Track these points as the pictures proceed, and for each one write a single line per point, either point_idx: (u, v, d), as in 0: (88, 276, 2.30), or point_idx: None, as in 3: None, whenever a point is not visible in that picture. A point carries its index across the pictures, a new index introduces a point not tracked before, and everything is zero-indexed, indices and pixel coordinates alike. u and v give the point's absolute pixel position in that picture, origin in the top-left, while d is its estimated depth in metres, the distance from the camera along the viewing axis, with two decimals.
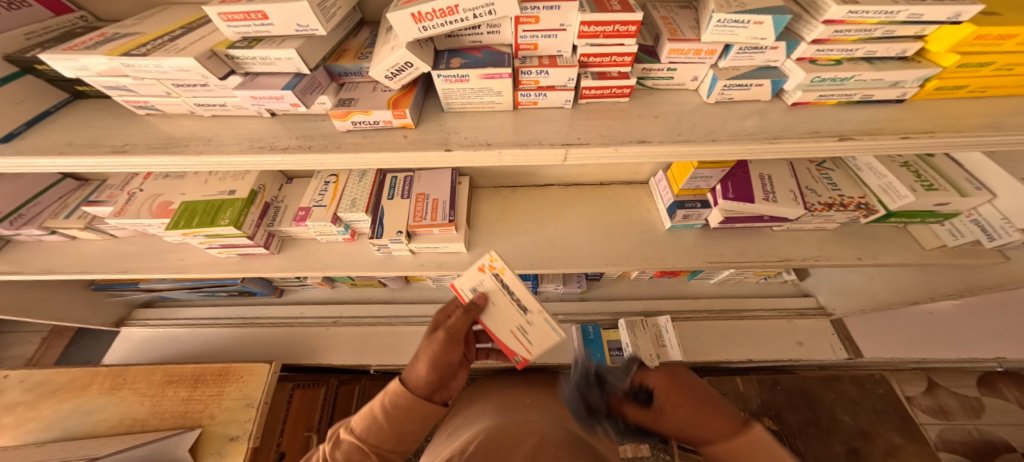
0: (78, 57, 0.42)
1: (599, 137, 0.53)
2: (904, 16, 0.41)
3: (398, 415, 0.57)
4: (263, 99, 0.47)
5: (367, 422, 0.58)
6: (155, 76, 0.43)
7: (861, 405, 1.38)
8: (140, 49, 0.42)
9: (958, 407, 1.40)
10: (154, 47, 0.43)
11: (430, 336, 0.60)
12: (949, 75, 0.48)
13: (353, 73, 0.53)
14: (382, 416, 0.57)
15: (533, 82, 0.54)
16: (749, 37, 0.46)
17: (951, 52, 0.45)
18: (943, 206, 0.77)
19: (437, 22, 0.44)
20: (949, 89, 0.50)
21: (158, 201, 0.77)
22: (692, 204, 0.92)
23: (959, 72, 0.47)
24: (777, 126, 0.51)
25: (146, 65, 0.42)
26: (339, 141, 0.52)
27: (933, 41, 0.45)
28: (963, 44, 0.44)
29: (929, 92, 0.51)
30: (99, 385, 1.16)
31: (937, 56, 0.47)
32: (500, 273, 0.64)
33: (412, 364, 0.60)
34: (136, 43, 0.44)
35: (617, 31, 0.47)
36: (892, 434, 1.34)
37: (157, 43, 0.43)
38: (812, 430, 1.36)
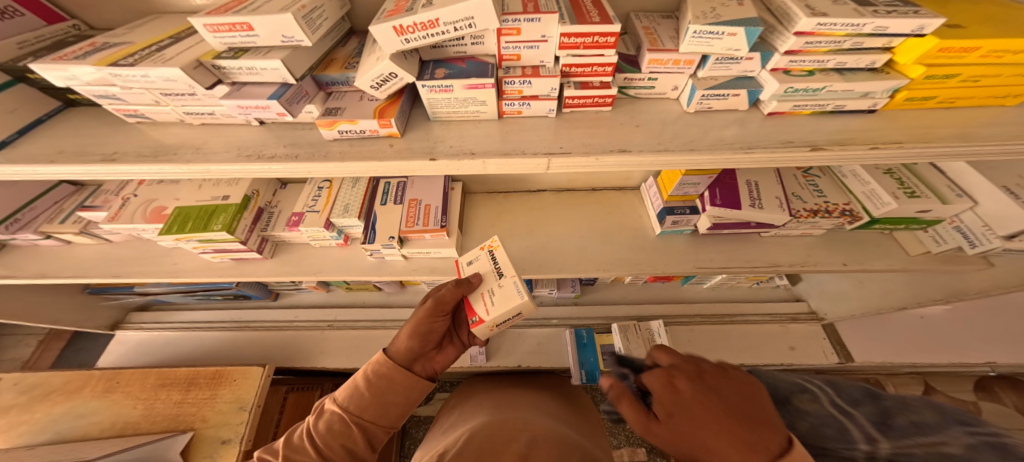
0: (67, 67, 0.44)
1: (581, 147, 0.54)
2: (871, 28, 0.42)
3: (382, 383, 0.60)
4: (250, 108, 0.48)
5: (352, 393, 0.60)
6: (143, 85, 0.45)
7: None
8: (127, 60, 0.43)
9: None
10: (142, 57, 0.44)
11: (418, 307, 0.65)
12: (917, 86, 0.49)
13: (340, 83, 0.54)
14: (366, 385, 0.60)
15: (517, 92, 0.55)
16: (725, 48, 0.47)
17: (918, 64, 0.46)
18: (926, 213, 0.78)
19: (418, 35, 0.45)
20: (919, 100, 0.51)
21: (151, 206, 0.78)
22: (681, 211, 0.93)
23: (927, 84, 0.48)
24: (755, 135, 0.51)
25: (134, 75, 0.43)
26: (326, 150, 0.53)
27: (900, 53, 0.46)
28: (929, 56, 0.45)
29: (900, 103, 0.52)
30: (92, 388, 1.16)
31: (906, 68, 0.48)
32: (495, 251, 0.65)
33: (399, 334, 0.65)
34: (125, 53, 0.45)
35: (596, 42, 0.48)
36: None
37: (145, 53, 0.44)
38: None
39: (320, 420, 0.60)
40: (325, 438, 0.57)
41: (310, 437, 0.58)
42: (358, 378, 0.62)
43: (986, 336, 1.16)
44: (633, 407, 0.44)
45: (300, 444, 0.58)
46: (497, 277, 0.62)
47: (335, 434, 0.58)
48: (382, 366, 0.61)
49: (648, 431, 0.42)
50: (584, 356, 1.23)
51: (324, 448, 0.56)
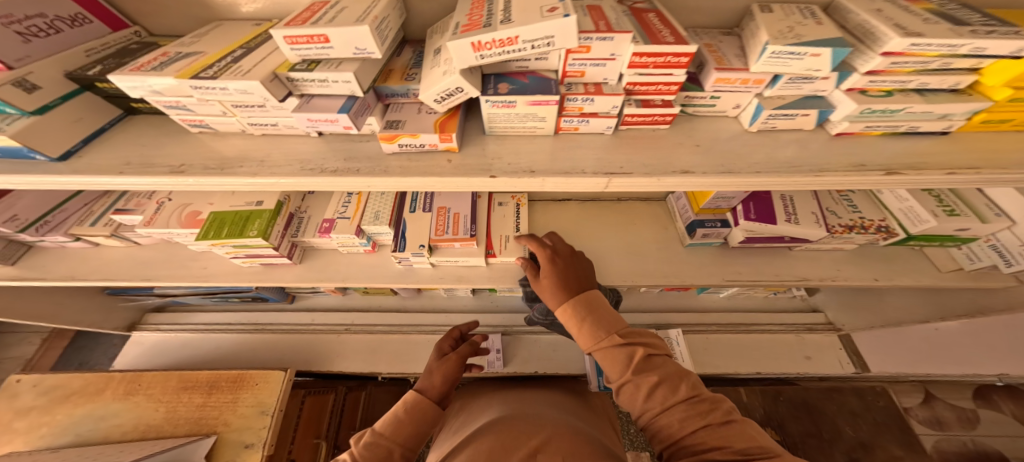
0: (144, 78, 0.43)
1: (642, 166, 0.54)
2: (966, 50, 0.41)
3: (422, 414, 0.61)
4: (319, 121, 0.47)
5: (391, 424, 0.59)
6: (219, 97, 0.44)
7: (862, 417, 1.37)
8: (208, 72, 0.42)
9: (953, 419, 1.38)
10: (221, 69, 0.42)
11: (444, 355, 0.72)
12: (997, 109, 0.48)
13: (400, 95, 0.53)
14: (406, 414, 0.61)
15: (577, 109, 0.54)
16: (804, 68, 0.46)
17: (1004, 86, 0.45)
18: (963, 231, 0.79)
19: (494, 51, 0.44)
20: (995, 122, 0.50)
21: (186, 210, 0.77)
22: (712, 224, 0.93)
23: (1008, 106, 0.47)
24: (822, 157, 0.51)
25: (213, 87, 0.41)
26: (385, 165, 0.51)
27: (987, 75, 0.45)
28: (1018, 79, 0.44)
29: (976, 125, 0.51)
30: (112, 390, 1.14)
31: (990, 90, 0.47)
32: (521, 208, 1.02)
33: (427, 375, 0.69)
34: (202, 64, 0.44)
35: (667, 62, 0.48)
36: (891, 445, 1.31)
37: (223, 65, 0.43)
38: (814, 441, 1.34)
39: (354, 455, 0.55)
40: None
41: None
42: (393, 415, 0.61)
43: None
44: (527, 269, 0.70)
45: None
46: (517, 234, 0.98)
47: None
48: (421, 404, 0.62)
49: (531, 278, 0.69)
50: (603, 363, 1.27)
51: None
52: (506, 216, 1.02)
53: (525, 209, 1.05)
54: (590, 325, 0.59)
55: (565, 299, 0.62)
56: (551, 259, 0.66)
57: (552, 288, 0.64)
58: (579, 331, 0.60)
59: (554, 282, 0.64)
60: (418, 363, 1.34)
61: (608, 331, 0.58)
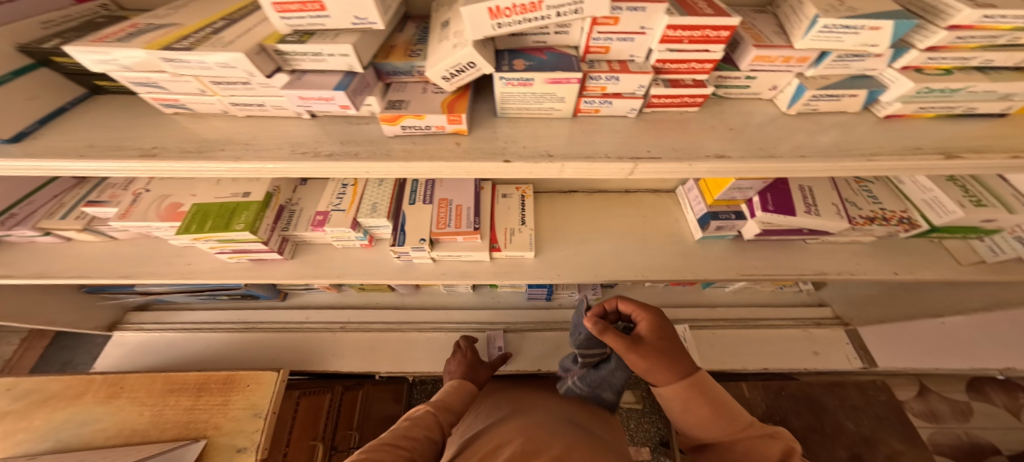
0: (108, 50, 0.36)
1: (671, 151, 0.49)
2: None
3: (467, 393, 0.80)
4: (312, 100, 0.40)
5: (447, 394, 0.78)
6: (195, 73, 0.37)
7: (864, 411, 1.27)
8: (183, 43, 0.35)
9: (948, 412, 1.30)
10: (198, 39, 0.36)
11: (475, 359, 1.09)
12: None
13: (403, 73, 0.47)
14: (456, 390, 0.79)
15: (599, 88, 0.49)
16: (859, 44, 0.40)
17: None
18: (989, 222, 0.72)
19: (514, 19, 0.38)
20: None
21: (166, 202, 0.70)
22: (727, 216, 0.89)
23: None
24: (869, 141, 0.46)
25: (189, 61, 0.35)
26: (387, 149, 0.46)
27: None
28: None
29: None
30: (94, 393, 1.08)
31: None
32: (527, 198, 1.01)
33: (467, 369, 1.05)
34: (178, 36, 0.38)
35: (705, 36, 0.43)
36: (893, 440, 1.20)
37: (201, 35, 0.37)
38: (817, 437, 1.24)
39: (417, 419, 0.66)
40: (436, 425, 0.67)
41: (424, 421, 0.66)
42: (445, 392, 0.79)
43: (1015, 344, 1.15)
44: (616, 337, 0.56)
45: (413, 435, 0.62)
46: (523, 227, 0.95)
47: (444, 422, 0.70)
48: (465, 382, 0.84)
49: (630, 349, 0.55)
50: None
51: (439, 438, 0.65)
52: (511, 207, 0.99)
53: (531, 202, 1.01)
54: (717, 413, 0.52)
55: (684, 376, 0.54)
56: (659, 328, 0.56)
57: (666, 363, 0.54)
58: (712, 421, 0.52)
59: (667, 355, 0.55)
60: (419, 361, 1.30)
61: (737, 420, 0.53)
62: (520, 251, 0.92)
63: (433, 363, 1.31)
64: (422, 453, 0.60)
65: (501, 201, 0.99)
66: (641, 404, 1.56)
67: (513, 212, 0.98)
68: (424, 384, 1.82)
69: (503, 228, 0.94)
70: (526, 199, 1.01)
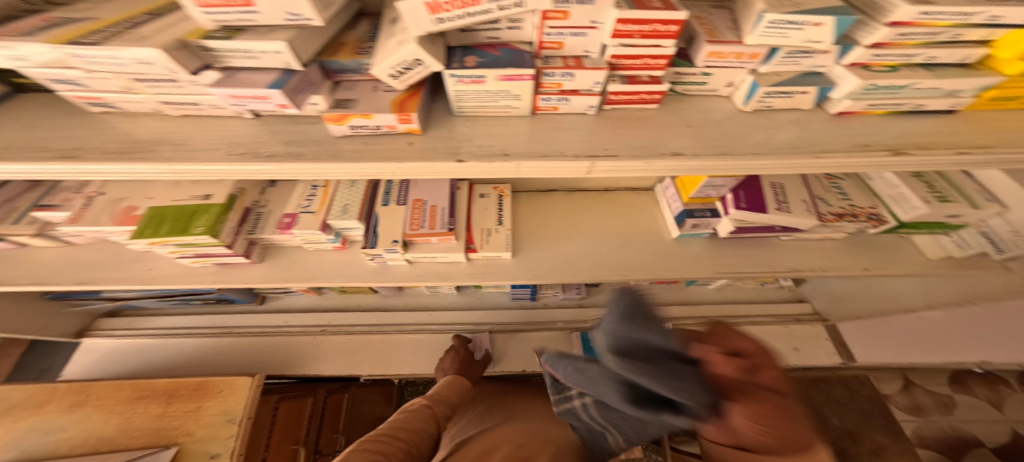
0: (13, 45, 0.34)
1: (628, 149, 0.48)
2: (982, 18, 0.36)
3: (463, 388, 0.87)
4: (245, 98, 0.39)
5: (445, 388, 0.85)
6: (112, 69, 0.36)
7: None
8: (90, 37, 0.34)
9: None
10: (109, 35, 0.35)
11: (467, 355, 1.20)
12: (1010, 84, 0.43)
13: (352, 71, 0.45)
14: (455, 384, 0.86)
15: (556, 85, 0.48)
16: (803, 40, 0.40)
17: (1019, 60, 0.40)
18: (953, 218, 0.72)
19: (455, 14, 0.37)
20: (1004, 99, 0.45)
21: (120, 205, 0.69)
22: (702, 214, 0.89)
23: (1021, 81, 0.42)
24: (821, 138, 0.46)
25: (103, 57, 0.34)
26: (335, 149, 0.44)
27: (1001, 48, 0.40)
28: None
29: (984, 103, 0.46)
30: (59, 402, 1.05)
31: (1002, 65, 0.41)
32: (504, 197, 1.00)
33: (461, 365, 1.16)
34: (90, 30, 0.36)
35: (655, 30, 0.42)
36: None
37: (114, 31, 0.36)
38: None
39: (413, 412, 0.73)
40: (431, 419, 0.73)
41: (420, 415, 0.73)
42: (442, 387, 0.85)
43: None
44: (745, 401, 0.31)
45: (410, 428, 0.69)
46: (500, 228, 0.93)
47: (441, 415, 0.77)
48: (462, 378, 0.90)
49: (757, 404, 0.31)
50: None
51: (432, 431, 0.72)
52: (488, 207, 0.98)
53: (509, 202, 1.00)
54: None
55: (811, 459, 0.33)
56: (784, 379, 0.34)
57: (794, 436, 0.32)
58: None
59: (795, 421, 0.32)
60: (402, 363, 1.29)
61: None
62: (497, 252, 0.91)
63: (416, 366, 1.30)
64: (418, 444, 0.67)
65: (476, 200, 0.98)
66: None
67: (490, 212, 0.97)
68: (414, 385, 1.79)
69: (479, 228, 0.93)
70: (503, 198, 0.99)
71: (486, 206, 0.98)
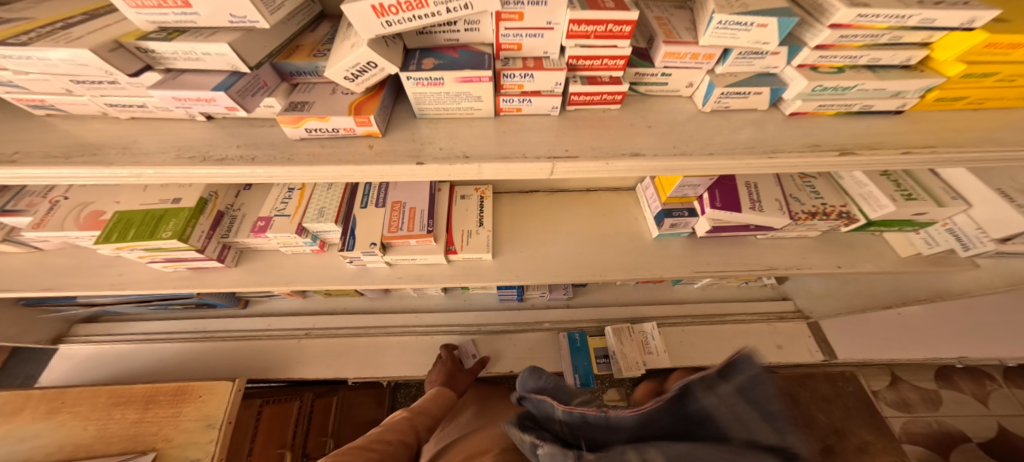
0: None
1: (588, 149, 0.48)
2: (916, 21, 0.37)
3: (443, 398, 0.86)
4: (189, 101, 0.39)
5: (424, 402, 0.84)
6: (43, 69, 0.36)
7: (835, 402, 1.37)
8: (19, 38, 0.35)
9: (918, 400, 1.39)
10: (39, 35, 0.35)
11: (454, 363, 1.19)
12: (952, 85, 0.44)
13: (308, 73, 0.45)
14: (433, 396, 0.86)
15: (516, 86, 0.48)
16: (752, 41, 0.41)
17: (958, 61, 0.41)
18: (920, 215, 0.73)
19: (403, 17, 0.37)
20: (948, 100, 0.46)
21: (86, 210, 0.68)
22: (680, 213, 0.89)
23: (962, 82, 0.43)
24: (775, 138, 0.47)
25: (29, 58, 0.34)
26: (291, 152, 0.44)
27: (939, 50, 0.41)
28: (972, 52, 0.40)
29: (928, 104, 0.47)
30: (32, 409, 1.04)
31: (942, 66, 0.43)
32: (485, 198, 0.99)
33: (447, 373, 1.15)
34: (15, 31, 0.37)
35: (609, 31, 0.43)
36: (863, 431, 1.32)
37: (44, 32, 0.36)
38: None
39: (394, 424, 0.70)
40: (410, 428, 0.70)
41: (399, 425, 0.69)
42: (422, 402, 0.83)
43: None
44: None
45: (389, 435, 0.64)
46: (481, 229, 0.93)
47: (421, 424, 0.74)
48: (444, 392, 0.89)
49: None
50: (578, 361, 1.30)
51: (411, 442, 0.67)
52: (469, 207, 0.97)
53: (491, 203, 0.99)
54: None
55: None
56: None
57: None
58: None
59: None
60: (388, 366, 1.29)
61: None
62: (478, 254, 0.91)
63: (402, 368, 1.29)
64: (399, 452, 0.61)
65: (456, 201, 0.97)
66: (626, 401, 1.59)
67: (470, 213, 0.96)
68: (407, 387, 1.75)
69: (459, 229, 0.93)
70: (484, 199, 0.99)
71: (467, 206, 0.97)
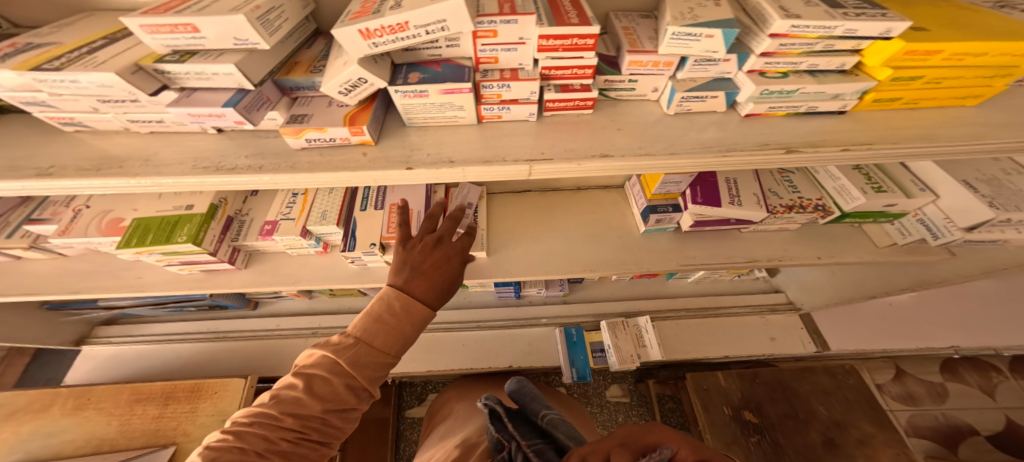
0: None
1: (563, 152, 0.53)
2: (841, 32, 0.41)
3: (401, 315, 0.51)
4: (202, 116, 0.43)
5: (370, 334, 0.49)
6: (74, 91, 0.41)
7: (835, 395, 1.40)
8: (53, 63, 0.39)
9: (925, 393, 1.46)
10: (71, 59, 0.40)
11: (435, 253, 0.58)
12: (885, 87, 0.49)
13: (306, 88, 0.49)
14: (387, 313, 0.51)
15: (495, 96, 0.53)
16: (702, 50, 0.46)
17: (885, 67, 0.46)
18: (891, 207, 0.77)
19: (387, 39, 0.41)
20: (886, 100, 0.51)
21: (107, 217, 0.74)
22: (665, 208, 0.93)
23: (894, 85, 0.48)
24: (732, 137, 0.51)
25: (62, 81, 0.39)
26: (293, 161, 0.49)
27: (868, 55, 0.46)
28: (896, 59, 0.44)
29: (868, 104, 0.52)
30: (61, 406, 1.11)
31: (874, 71, 0.47)
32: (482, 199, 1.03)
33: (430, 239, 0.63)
34: (47, 57, 0.41)
35: (575, 44, 0.48)
36: (864, 423, 1.34)
37: (74, 56, 0.41)
38: (791, 422, 1.36)
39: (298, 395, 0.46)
40: (381, 358, 0.49)
41: (361, 351, 0.48)
42: (404, 281, 0.54)
43: (941, 320, 1.27)
44: None
45: (319, 393, 0.46)
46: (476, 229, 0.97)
47: (406, 340, 0.51)
48: (406, 304, 0.51)
49: None
50: (575, 355, 1.33)
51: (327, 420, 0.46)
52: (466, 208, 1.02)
53: (485, 203, 1.03)
54: None
55: None
56: None
57: None
58: None
59: None
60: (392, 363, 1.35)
61: None
62: (473, 252, 0.95)
63: (406, 364, 1.35)
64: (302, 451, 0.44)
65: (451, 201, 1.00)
66: (629, 397, 1.60)
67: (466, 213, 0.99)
68: (412, 385, 1.77)
69: None
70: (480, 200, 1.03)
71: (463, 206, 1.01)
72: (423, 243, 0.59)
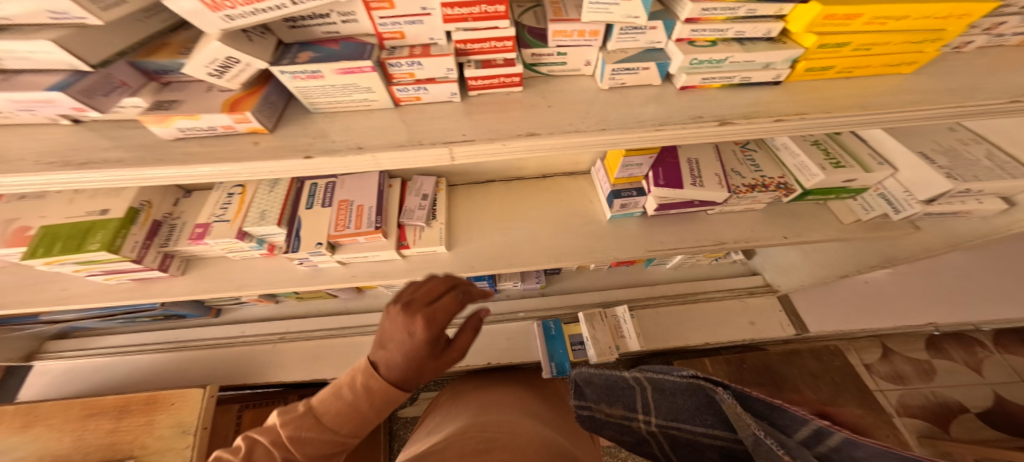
0: None
1: (485, 133, 0.48)
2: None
3: (364, 397, 0.42)
4: (29, 102, 0.38)
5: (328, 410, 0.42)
6: None
7: (822, 378, 1.38)
8: None
9: (913, 372, 1.45)
10: None
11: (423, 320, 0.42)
12: (814, 55, 0.45)
13: (175, 71, 0.44)
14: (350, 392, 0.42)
15: (407, 75, 0.48)
16: (624, 15, 0.42)
17: (809, 32, 0.43)
18: (851, 182, 0.73)
19: (242, 11, 0.36)
20: (818, 70, 0.48)
21: (12, 226, 0.68)
22: (628, 193, 0.88)
23: (822, 53, 0.45)
24: (670, 112, 0.47)
25: None
26: (169, 153, 0.44)
27: (792, 21, 0.44)
28: (817, 24, 0.41)
29: (802, 74, 0.48)
30: (7, 424, 1.06)
31: (800, 37, 0.44)
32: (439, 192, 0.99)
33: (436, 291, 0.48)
34: None
35: (484, 12, 0.42)
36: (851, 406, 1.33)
37: None
38: None
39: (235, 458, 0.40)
40: (327, 437, 0.42)
41: (305, 426, 0.42)
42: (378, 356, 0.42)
43: (920, 298, 1.25)
44: None
45: None
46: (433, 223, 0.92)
47: (359, 425, 0.42)
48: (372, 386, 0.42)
49: None
50: (555, 348, 1.22)
51: None
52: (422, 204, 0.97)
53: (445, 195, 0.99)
54: None
55: None
56: None
57: None
58: None
59: None
60: None
61: None
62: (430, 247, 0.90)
63: None
64: None
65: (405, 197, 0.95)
66: None
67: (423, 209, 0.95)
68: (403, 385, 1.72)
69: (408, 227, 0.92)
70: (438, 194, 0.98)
71: None
72: (395, 312, 0.42)
